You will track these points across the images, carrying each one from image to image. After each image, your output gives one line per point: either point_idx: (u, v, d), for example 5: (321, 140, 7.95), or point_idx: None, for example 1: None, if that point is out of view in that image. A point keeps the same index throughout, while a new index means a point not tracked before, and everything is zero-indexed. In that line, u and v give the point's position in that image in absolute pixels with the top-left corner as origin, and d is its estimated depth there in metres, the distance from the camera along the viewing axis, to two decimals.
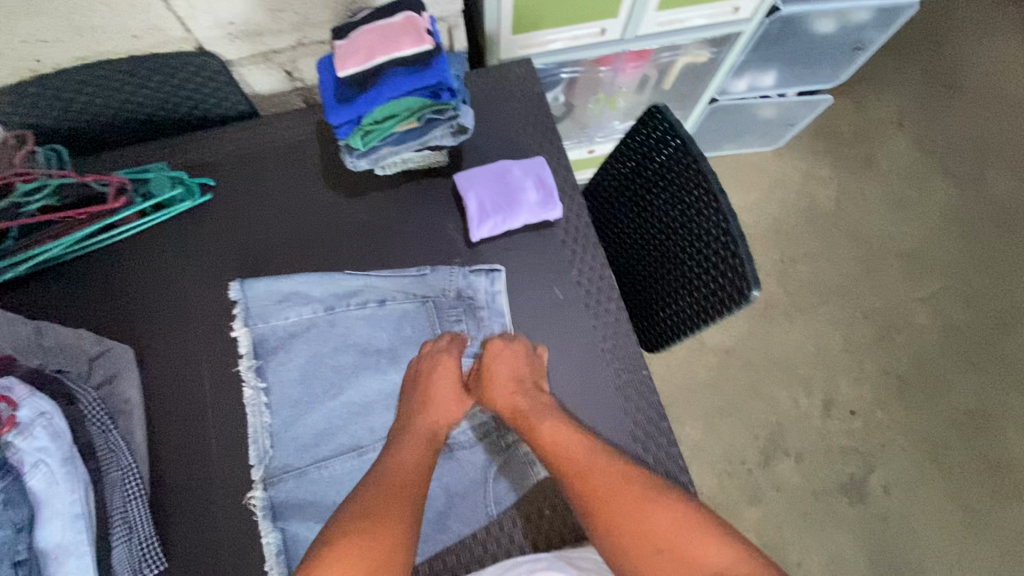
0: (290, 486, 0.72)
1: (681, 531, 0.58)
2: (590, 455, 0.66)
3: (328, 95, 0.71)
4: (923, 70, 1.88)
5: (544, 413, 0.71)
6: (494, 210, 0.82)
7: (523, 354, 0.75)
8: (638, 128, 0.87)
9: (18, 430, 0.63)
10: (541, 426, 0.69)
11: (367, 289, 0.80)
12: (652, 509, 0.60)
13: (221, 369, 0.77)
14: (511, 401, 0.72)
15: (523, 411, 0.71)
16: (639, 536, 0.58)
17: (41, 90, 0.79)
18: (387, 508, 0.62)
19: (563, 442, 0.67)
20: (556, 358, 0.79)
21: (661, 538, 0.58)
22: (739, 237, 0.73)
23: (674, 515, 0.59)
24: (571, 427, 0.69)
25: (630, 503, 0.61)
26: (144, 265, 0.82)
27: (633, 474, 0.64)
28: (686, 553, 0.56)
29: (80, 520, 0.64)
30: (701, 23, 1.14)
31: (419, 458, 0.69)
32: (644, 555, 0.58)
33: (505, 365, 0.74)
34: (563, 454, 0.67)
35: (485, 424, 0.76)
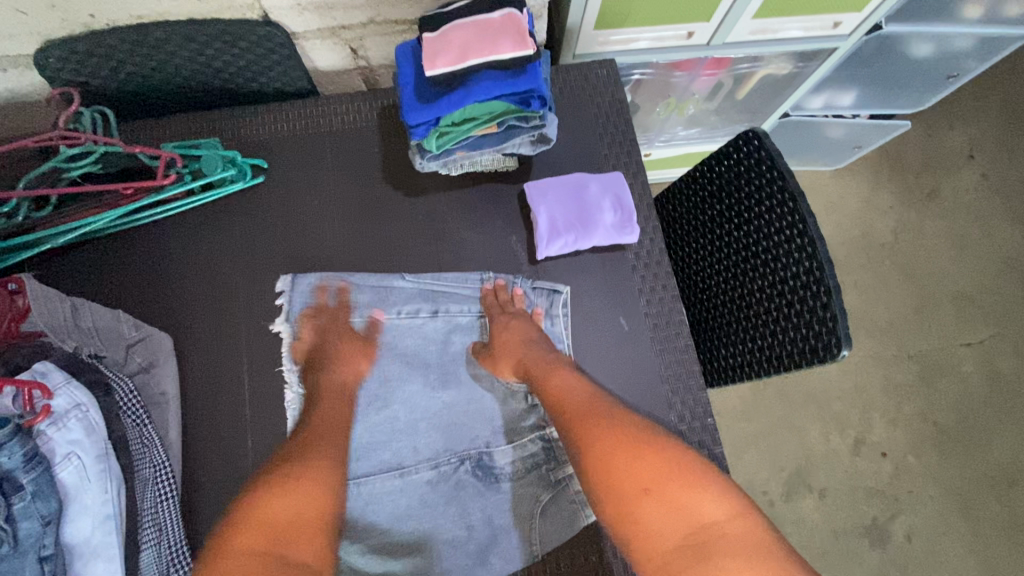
0: None
1: (673, 478, 0.56)
2: (591, 403, 0.64)
3: (407, 90, 0.64)
4: (1002, 100, 1.76)
5: (554, 365, 0.69)
6: (566, 228, 0.75)
7: (525, 319, 0.74)
8: (729, 151, 0.79)
9: (52, 420, 0.59)
10: (547, 376, 0.68)
11: (421, 297, 0.76)
12: (646, 453, 0.58)
13: (263, 369, 0.73)
14: (518, 360, 0.71)
15: (531, 362, 0.70)
16: (629, 478, 0.56)
17: (92, 48, 0.73)
18: (312, 448, 0.61)
19: (564, 391, 0.66)
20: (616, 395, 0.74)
21: (651, 480, 0.56)
22: (834, 288, 0.67)
23: (667, 461, 0.57)
24: (579, 376, 0.68)
25: (624, 444, 0.59)
26: (188, 249, 0.76)
27: (633, 420, 0.62)
28: (676, 499, 0.54)
29: (111, 520, 0.59)
30: (796, 35, 1.05)
31: (339, 410, 0.67)
32: (632, 497, 0.56)
33: (514, 329, 0.72)
34: (565, 404, 0.65)
35: (535, 455, 0.71)
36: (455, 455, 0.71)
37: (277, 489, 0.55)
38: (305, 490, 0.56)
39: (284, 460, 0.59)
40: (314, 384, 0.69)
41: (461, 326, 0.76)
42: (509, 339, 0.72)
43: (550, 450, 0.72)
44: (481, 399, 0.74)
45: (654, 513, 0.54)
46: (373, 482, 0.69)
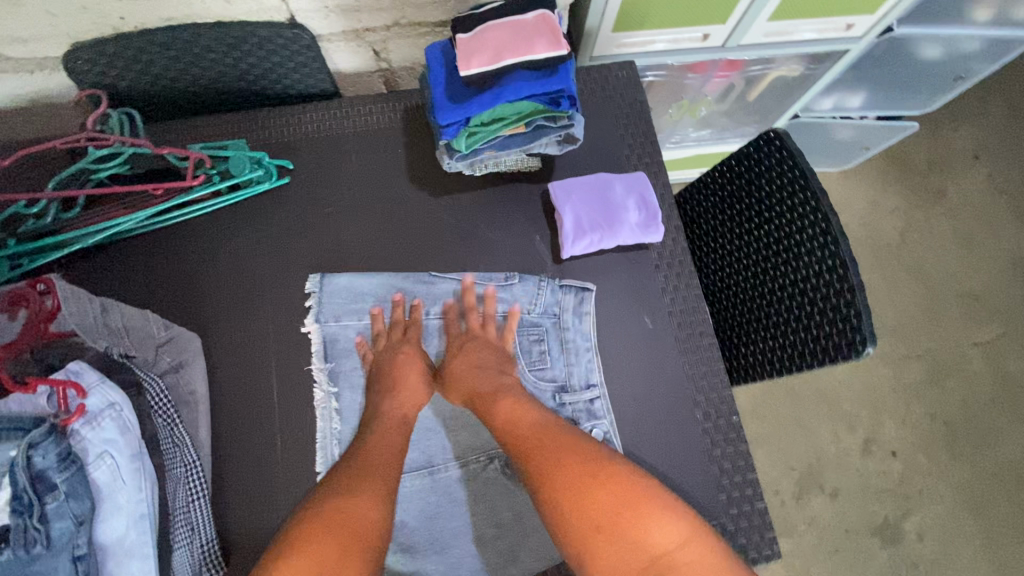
0: None
1: (626, 510, 0.56)
2: (541, 431, 0.65)
3: (438, 91, 0.65)
4: (1006, 102, 1.78)
5: (501, 391, 0.69)
6: (592, 227, 0.75)
7: (487, 343, 0.73)
8: (750, 151, 0.81)
9: (86, 419, 0.60)
10: (496, 403, 0.68)
11: (449, 298, 0.77)
12: (596, 486, 0.58)
13: (291, 368, 0.73)
14: (466, 381, 0.71)
15: (480, 392, 0.69)
16: (583, 516, 0.57)
17: (120, 50, 0.74)
18: (359, 485, 0.60)
19: (511, 418, 0.66)
20: (642, 393, 0.74)
21: (603, 517, 0.56)
22: (858, 286, 0.68)
23: (618, 492, 0.57)
24: (529, 403, 0.68)
25: (576, 479, 0.59)
26: (215, 250, 0.77)
27: (585, 448, 0.62)
28: (629, 535, 0.55)
29: (146, 520, 0.60)
30: (810, 38, 1.06)
31: (394, 441, 0.67)
32: (586, 535, 0.56)
33: (469, 353, 0.72)
34: (517, 435, 0.65)
35: None
36: (484, 454, 0.71)
37: (315, 529, 0.55)
38: (348, 526, 0.56)
39: (332, 494, 0.59)
40: (375, 407, 0.69)
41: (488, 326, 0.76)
42: (460, 365, 0.72)
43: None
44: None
45: (608, 548, 0.55)
46: (402, 482, 0.69)
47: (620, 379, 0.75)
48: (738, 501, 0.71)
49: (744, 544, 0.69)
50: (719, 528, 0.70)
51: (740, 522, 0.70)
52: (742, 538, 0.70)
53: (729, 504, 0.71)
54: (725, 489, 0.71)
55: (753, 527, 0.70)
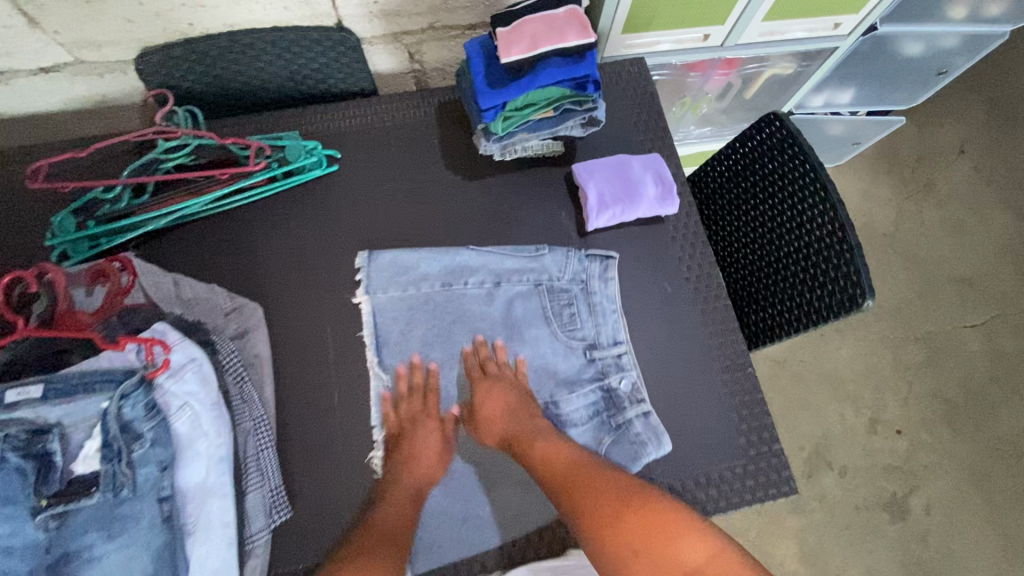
0: None
1: (657, 534, 0.62)
2: (576, 466, 0.70)
3: (479, 79, 0.73)
4: (987, 99, 1.89)
5: (537, 434, 0.74)
6: (614, 201, 0.83)
7: (507, 384, 0.77)
8: (753, 132, 0.89)
9: (170, 373, 0.68)
10: (533, 445, 0.73)
11: (484, 269, 0.84)
12: (628, 515, 0.64)
13: (345, 335, 0.81)
14: (502, 431, 0.75)
15: (514, 433, 0.74)
16: (620, 541, 0.63)
17: (186, 53, 0.83)
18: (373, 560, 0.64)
19: (550, 459, 0.71)
20: (664, 349, 0.82)
21: (638, 542, 0.62)
22: (856, 246, 0.76)
23: (649, 515, 0.63)
24: (562, 441, 0.73)
25: (609, 509, 0.65)
26: (271, 230, 0.85)
27: (616, 477, 0.68)
28: (663, 556, 0.61)
29: (223, 463, 0.68)
30: (800, 37, 1.16)
31: (406, 515, 0.70)
32: (625, 558, 0.62)
33: (493, 396, 0.76)
34: (553, 472, 0.70)
35: (596, 403, 0.79)
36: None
37: None
38: None
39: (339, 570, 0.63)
40: (390, 479, 0.72)
41: (520, 294, 0.83)
42: (492, 410, 0.76)
43: (608, 399, 0.79)
44: (542, 357, 0.81)
45: (645, 569, 0.61)
46: (449, 431, 0.77)
47: (644, 338, 0.82)
48: (756, 443, 0.78)
49: (764, 483, 0.76)
50: (739, 468, 0.77)
51: (759, 462, 0.77)
52: (761, 477, 0.76)
53: (748, 446, 0.78)
54: (743, 434, 0.78)
55: (770, 467, 0.77)
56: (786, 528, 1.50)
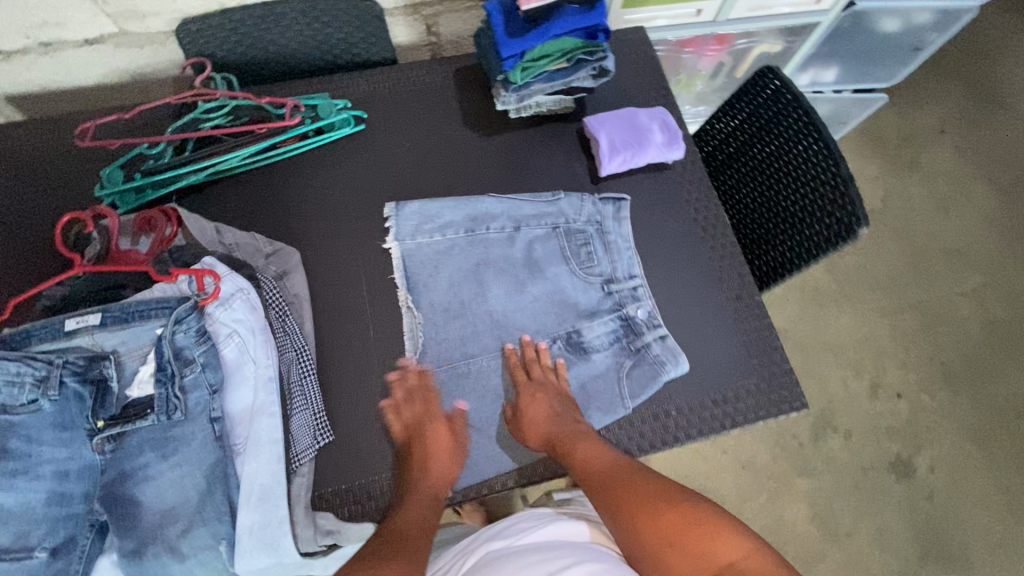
0: (443, 378, 0.79)
1: (691, 529, 0.66)
2: (615, 471, 0.74)
3: (499, 29, 0.80)
4: (965, 81, 1.97)
5: (578, 437, 0.76)
6: (624, 146, 0.89)
7: (552, 388, 0.78)
8: (749, 87, 0.96)
9: (220, 302, 0.74)
10: (576, 448, 0.75)
11: (504, 215, 0.88)
12: (662, 510, 0.68)
13: (377, 276, 0.85)
14: (545, 432, 0.76)
15: (560, 436, 0.76)
16: (655, 534, 0.67)
17: (224, 23, 0.89)
18: (395, 556, 0.65)
19: (591, 462, 0.74)
20: (677, 281, 0.87)
21: (673, 534, 0.66)
22: (851, 178, 0.83)
23: (686, 514, 0.68)
24: (603, 446, 0.76)
25: (644, 506, 0.70)
26: (303, 183, 0.90)
27: (650, 479, 0.73)
28: (697, 548, 0.65)
29: (271, 382, 0.73)
30: (786, 11, 1.25)
31: (426, 514, 0.71)
32: (659, 549, 0.66)
33: (541, 399, 0.76)
34: (596, 474, 0.74)
35: (617, 331, 0.84)
36: (547, 336, 0.83)
37: None
38: None
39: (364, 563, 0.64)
40: (409, 484, 0.73)
41: (539, 237, 0.88)
42: (535, 413, 0.76)
43: (627, 327, 0.84)
44: (563, 293, 0.85)
45: (680, 563, 0.64)
46: (480, 362, 0.81)
47: (658, 273, 0.88)
48: (767, 364, 0.83)
49: (776, 400, 0.81)
50: (753, 385, 0.82)
51: (770, 380, 0.82)
52: (773, 393, 0.82)
53: (760, 366, 0.83)
54: (756, 354, 0.83)
55: (781, 385, 0.82)
56: (796, 491, 1.53)
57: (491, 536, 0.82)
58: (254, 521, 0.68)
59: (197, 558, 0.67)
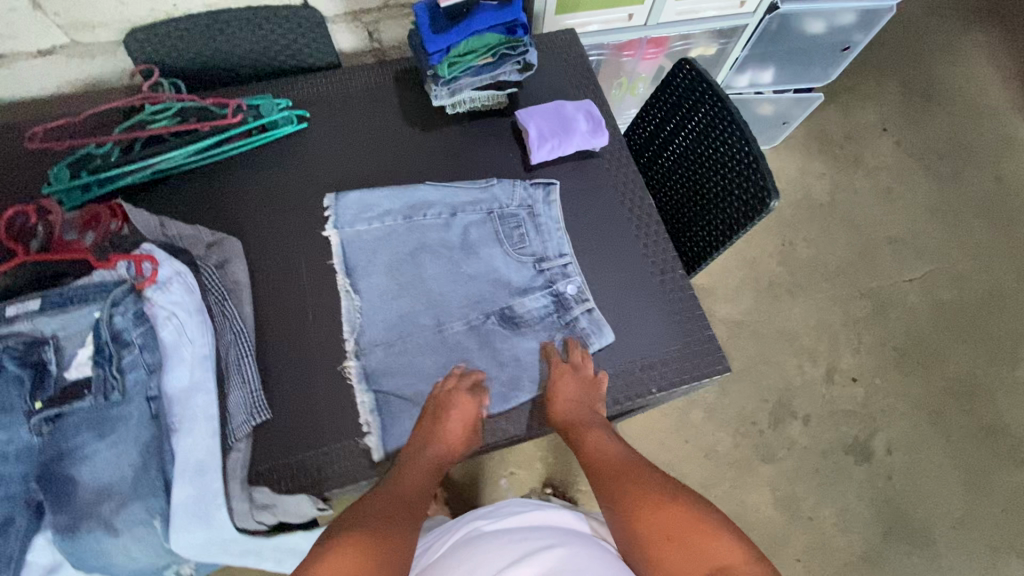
0: (380, 355, 0.82)
1: (694, 528, 0.64)
2: (625, 465, 0.75)
3: (425, 27, 0.86)
4: (902, 81, 2.07)
5: (594, 425, 0.79)
6: (551, 135, 0.95)
7: (584, 379, 0.81)
8: (670, 76, 1.03)
9: (158, 286, 0.76)
10: (587, 437, 0.78)
11: (440, 202, 0.93)
12: (668, 505, 0.67)
13: (316, 262, 0.89)
14: (566, 415, 0.79)
15: (574, 422, 0.78)
16: (656, 527, 0.66)
17: (170, 31, 0.94)
18: (392, 520, 0.67)
19: (602, 454, 0.77)
20: (603, 257, 0.92)
21: (674, 530, 0.65)
22: (760, 154, 0.89)
23: (691, 512, 0.66)
24: (614, 441, 0.78)
25: (651, 498, 0.69)
26: (247, 178, 0.94)
27: (660, 478, 0.72)
28: (696, 547, 0.63)
29: (207, 360, 0.76)
30: (713, 15, 1.34)
31: (423, 484, 0.74)
32: (657, 542, 0.65)
33: (569, 385, 0.80)
34: (604, 465, 0.75)
35: (548, 306, 0.88)
36: (481, 312, 0.86)
37: (340, 553, 0.61)
38: (376, 552, 0.62)
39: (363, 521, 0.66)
40: (416, 450, 0.76)
41: (474, 221, 0.92)
42: (564, 393, 0.79)
43: (558, 302, 0.88)
44: (497, 272, 0.89)
45: (676, 559, 0.63)
46: (417, 338, 0.84)
47: (585, 250, 0.93)
48: (691, 331, 0.88)
49: (700, 363, 0.86)
50: (676, 350, 0.86)
51: (692, 345, 0.87)
52: (695, 357, 0.86)
53: (683, 332, 0.87)
54: (679, 322, 0.88)
55: (706, 350, 0.87)
56: (758, 477, 1.55)
57: (477, 516, 0.86)
58: (189, 495, 0.70)
59: (131, 533, 0.68)
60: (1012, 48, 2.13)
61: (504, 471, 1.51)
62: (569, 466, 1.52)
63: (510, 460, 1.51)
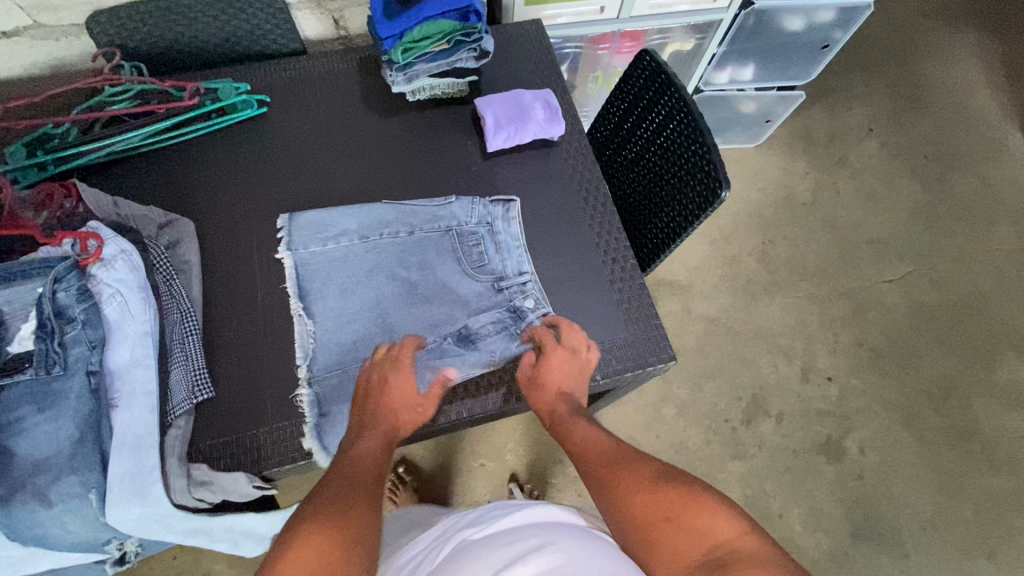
0: (332, 381, 0.80)
1: (690, 506, 0.63)
2: (612, 450, 0.73)
3: (378, 13, 0.87)
4: (890, 82, 2.06)
5: (576, 415, 0.77)
6: (508, 123, 0.95)
7: (575, 360, 0.80)
8: (631, 71, 1.03)
9: (103, 263, 0.77)
10: (574, 427, 0.76)
11: (398, 220, 0.91)
12: (664, 487, 0.65)
13: (268, 245, 0.89)
14: (551, 404, 0.79)
15: (561, 414, 0.77)
16: (652, 509, 0.64)
17: (131, 14, 0.95)
18: (358, 495, 0.63)
19: (584, 445, 0.74)
20: (559, 265, 0.91)
21: (671, 509, 0.63)
22: (713, 146, 0.89)
23: (685, 490, 0.64)
24: (601, 431, 0.76)
25: (646, 483, 0.66)
26: (205, 161, 0.95)
27: (650, 461, 0.70)
28: (693, 524, 0.61)
29: (148, 337, 0.77)
30: (685, 9, 1.33)
31: (383, 453, 0.70)
32: (653, 524, 0.63)
33: (558, 365, 0.79)
34: (592, 453, 0.73)
35: (502, 320, 0.86)
36: (438, 334, 0.84)
37: (311, 541, 0.56)
38: (348, 530, 0.59)
39: (331, 499, 0.62)
40: (375, 423, 0.72)
41: (431, 239, 0.90)
42: (555, 376, 0.79)
43: (514, 316, 0.87)
44: (453, 290, 0.88)
45: (673, 537, 0.61)
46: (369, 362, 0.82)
47: (543, 263, 0.92)
48: (639, 320, 0.88)
49: (646, 352, 0.86)
50: (624, 339, 0.87)
51: (640, 334, 0.87)
52: (642, 347, 0.86)
53: (631, 322, 0.88)
54: (628, 311, 0.88)
55: (652, 339, 0.87)
56: (728, 474, 1.55)
57: (465, 524, 0.81)
58: (126, 470, 0.70)
59: (64, 505, 0.68)
60: (1003, 51, 2.12)
61: (473, 464, 1.50)
62: (539, 459, 1.52)
63: (479, 452, 1.51)
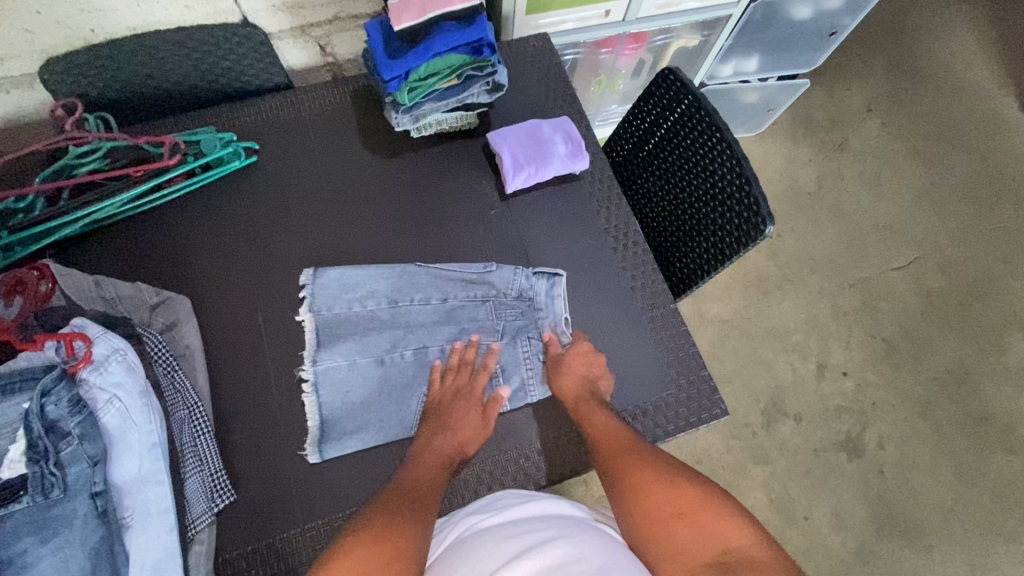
0: (344, 420, 0.75)
1: (705, 506, 0.62)
2: (628, 442, 0.71)
3: (379, 52, 0.78)
4: (887, 59, 2.00)
5: (599, 408, 0.75)
6: (527, 161, 0.87)
7: (587, 357, 0.79)
8: (655, 87, 0.94)
9: (93, 367, 0.67)
10: (594, 419, 0.74)
11: (431, 285, 0.83)
12: (678, 486, 0.64)
13: (277, 317, 0.81)
14: (576, 392, 0.76)
15: (581, 404, 0.75)
16: (666, 503, 0.63)
17: (90, 60, 0.83)
18: (406, 512, 0.63)
19: (600, 434, 0.72)
20: (602, 316, 0.85)
21: (686, 507, 0.62)
22: (754, 177, 0.81)
23: (701, 493, 0.63)
24: (620, 422, 0.74)
25: (659, 479, 0.66)
26: (194, 224, 0.85)
27: (667, 460, 0.68)
28: (706, 525, 0.60)
29: (156, 448, 0.67)
30: (695, 6, 1.24)
31: (436, 476, 0.70)
32: (667, 518, 0.61)
33: (580, 364, 0.78)
34: (608, 442, 0.71)
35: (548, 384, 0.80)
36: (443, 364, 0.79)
37: (351, 553, 0.57)
38: (391, 540, 0.58)
39: (377, 513, 0.62)
40: (429, 443, 0.73)
41: (467, 305, 0.82)
42: (577, 368, 0.78)
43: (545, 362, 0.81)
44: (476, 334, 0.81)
45: (684, 533, 0.60)
46: (375, 397, 0.77)
47: (576, 310, 0.85)
48: (685, 373, 0.82)
49: (696, 409, 0.80)
50: (672, 397, 0.81)
51: (689, 390, 0.82)
52: (690, 403, 0.81)
53: (680, 376, 0.82)
54: (673, 364, 0.83)
55: (700, 393, 0.81)
56: (751, 480, 1.54)
57: None
58: None
59: None
60: (997, 19, 2.07)
61: None
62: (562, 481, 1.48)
63: None
